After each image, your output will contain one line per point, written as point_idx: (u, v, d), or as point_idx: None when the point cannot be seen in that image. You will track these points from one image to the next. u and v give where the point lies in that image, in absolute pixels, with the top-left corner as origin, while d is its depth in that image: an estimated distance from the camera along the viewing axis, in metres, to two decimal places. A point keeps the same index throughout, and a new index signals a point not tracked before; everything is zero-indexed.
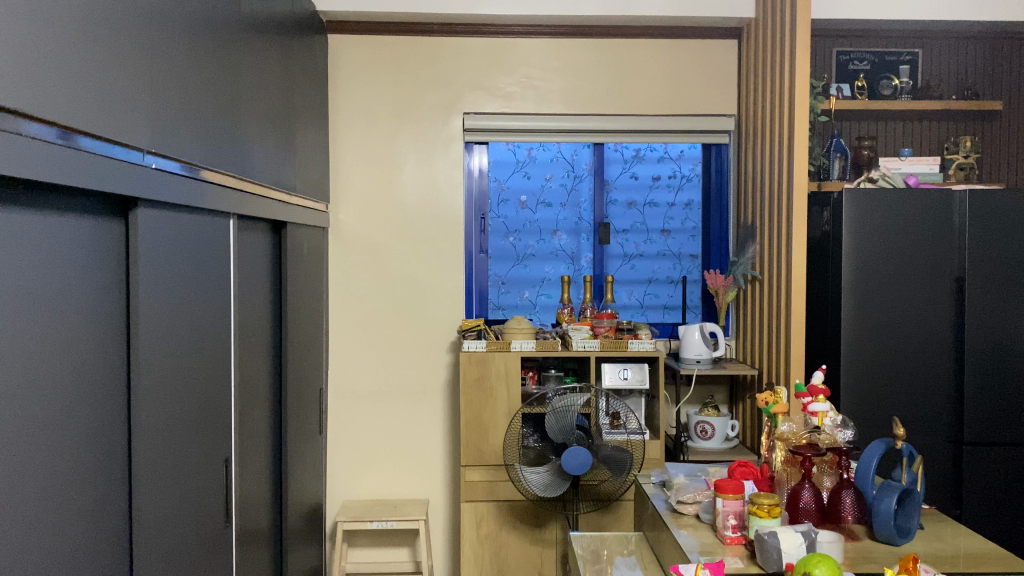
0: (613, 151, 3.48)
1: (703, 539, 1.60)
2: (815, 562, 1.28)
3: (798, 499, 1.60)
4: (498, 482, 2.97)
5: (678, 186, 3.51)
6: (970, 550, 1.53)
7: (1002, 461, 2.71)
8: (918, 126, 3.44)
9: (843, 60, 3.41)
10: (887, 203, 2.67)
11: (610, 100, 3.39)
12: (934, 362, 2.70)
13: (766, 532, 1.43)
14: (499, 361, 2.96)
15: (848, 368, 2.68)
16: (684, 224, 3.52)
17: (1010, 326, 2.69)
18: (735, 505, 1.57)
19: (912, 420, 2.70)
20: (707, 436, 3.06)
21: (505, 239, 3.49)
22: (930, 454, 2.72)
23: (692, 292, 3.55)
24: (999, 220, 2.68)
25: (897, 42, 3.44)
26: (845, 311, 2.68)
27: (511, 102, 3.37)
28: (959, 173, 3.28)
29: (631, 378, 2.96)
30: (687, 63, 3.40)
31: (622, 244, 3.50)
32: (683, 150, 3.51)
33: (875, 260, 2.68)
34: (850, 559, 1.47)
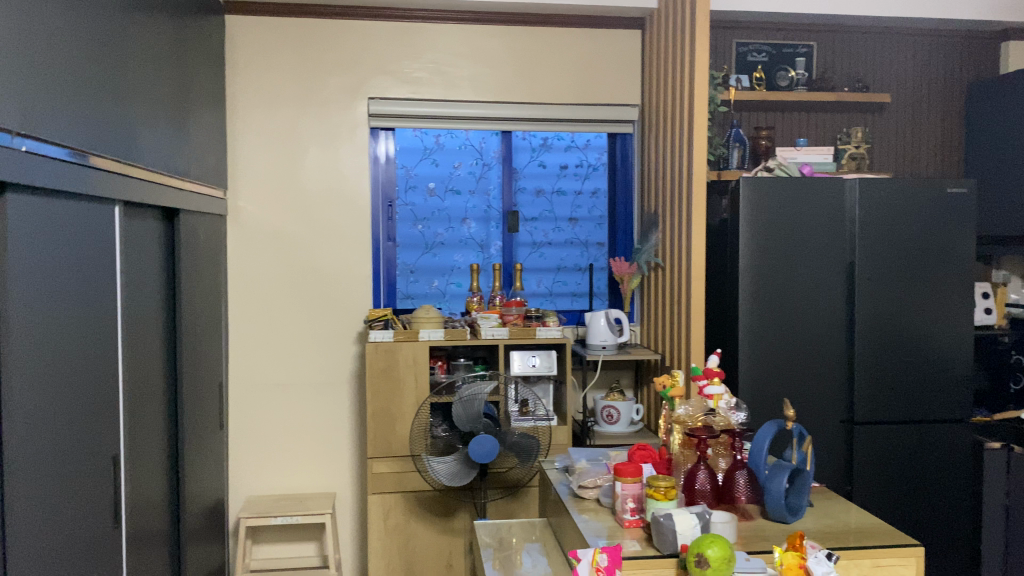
0: (521, 139, 3.49)
1: (603, 524, 1.61)
2: (707, 543, 1.31)
3: (694, 481, 1.62)
4: (406, 473, 2.94)
5: (585, 175, 3.54)
6: (856, 526, 1.59)
7: (890, 439, 2.83)
8: (812, 117, 3.56)
9: (742, 51, 3.49)
10: (782, 192, 2.77)
11: (518, 87, 3.39)
12: (827, 345, 2.81)
13: (661, 514, 1.45)
14: (407, 351, 2.92)
15: (748, 351, 2.76)
16: (591, 212, 3.56)
17: (896, 311, 2.81)
18: (634, 487, 1.59)
19: (806, 401, 2.80)
20: (613, 421, 3.09)
21: (413, 227, 3.44)
22: (823, 434, 2.82)
23: (599, 280, 3.58)
24: (889, 209, 2.79)
25: (793, 35, 3.54)
26: (745, 295, 2.76)
27: (418, 88, 3.32)
28: (850, 163, 3.39)
29: (538, 365, 2.96)
30: (593, 52, 3.43)
31: (531, 232, 3.51)
32: (589, 139, 3.54)
33: (772, 247, 2.77)
34: (744, 539, 1.51)
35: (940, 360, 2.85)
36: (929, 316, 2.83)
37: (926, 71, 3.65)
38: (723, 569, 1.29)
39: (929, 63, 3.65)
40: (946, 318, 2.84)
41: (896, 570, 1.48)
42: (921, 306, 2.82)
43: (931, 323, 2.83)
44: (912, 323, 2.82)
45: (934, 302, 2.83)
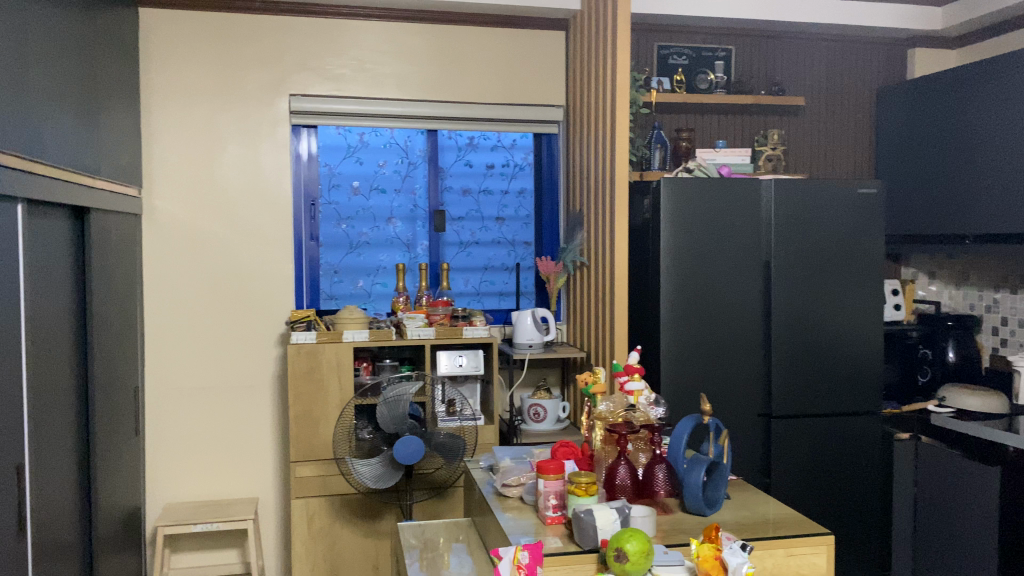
0: (447, 138, 3.47)
1: (525, 521, 1.62)
2: (626, 537, 1.33)
3: (614, 476, 1.64)
4: (330, 476, 2.90)
5: (511, 174, 3.56)
6: (771, 516, 1.64)
7: (805, 432, 2.92)
8: (730, 120, 3.66)
9: (663, 54, 3.56)
10: (702, 192, 2.83)
11: (444, 85, 3.37)
12: (746, 341, 2.88)
13: (582, 510, 1.47)
14: (331, 352, 2.88)
15: (670, 347, 2.81)
16: (518, 212, 3.57)
17: (811, 307, 2.90)
18: (556, 484, 1.59)
19: (726, 396, 2.87)
20: (539, 419, 3.10)
21: (337, 227, 3.39)
22: (743, 428, 2.89)
23: (525, 279, 3.60)
24: (803, 208, 2.88)
25: (712, 38, 3.62)
26: (667, 293, 2.81)
27: (342, 85, 3.28)
28: (767, 164, 3.47)
29: (465, 365, 2.97)
30: (519, 52, 3.44)
31: (458, 231, 3.51)
32: (515, 139, 3.55)
33: (692, 247, 2.83)
34: (663, 532, 1.54)
35: (852, 355, 2.95)
36: (842, 312, 2.93)
37: (839, 76, 3.78)
38: (641, 562, 1.31)
39: (841, 68, 3.78)
40: (859, 314, 2.95)
41: (808, 558, 1.53)
42: (834, 303, 2.92)
43: (844, 319, 2.94)
44: (826, 319, 2.92)
45: (848, 299, 2.94)
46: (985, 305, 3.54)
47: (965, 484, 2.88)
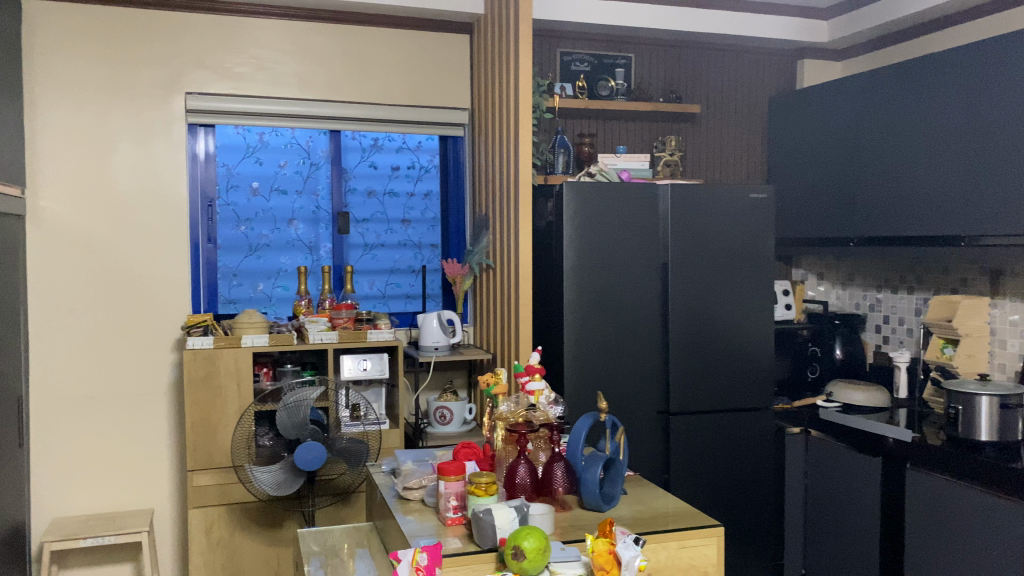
0: (350, 139, 3.44)
1: (426, 524, 1.62)
2: (524, 535, 1.35)
3: (515, 475, 1.66)
4: (229, 484, 2.83)
5: (417, 176, 3.55)
6: (665, 510, 1.69)
7: (702, 428, 3.01)
8: (629, 126, 3.75)
9: (566, 61, 3.61)
10: (602, 196, 2.89)
11: (346, 86, 3.34)
12: (645, 340, 2.96)
13: (481, 510, 1.48)
14: (229, 357, 2.81)
15: (571, 347, 2.86)
16: (424, 214, 3.56)
17: (707, 307, 3.01)
18: (457, 486, 1.60)
19: (626, 395, 2.94)
20: (446, 421, 3.09)
21: (236, 229, 3.31)
22: (643, 425, 2.97)
23: (432, 281, 3.59)
24: (698, 211, 2.98)
25: (612, 46, 3.69)
26: (569, 295, 2.86)
27: (240, 84, 3.21)
28: (665, 169, 3.59)
29: (370, 369, 2.96)
30: (423, 54, 3.43)
31: (362, 234, 3.47)
32: (421, 141, 3.55)
33: (593, 249, 2.88)
34: (561, 530, 1.57)
35: (745, 353, 3.07)
36: (735, 311, 3.05)
37: (732, 85, 3.93)
38: (539, 559, 1.34)
39: (734, 77, 3.93)
40: (752, 313, 3.08)
41: (700, 549, 1.59)
42: (728, 302, 3.04)
43: (737, 318, 3.05)
44: (720, 318, 3.03)
45: (740, 298, 3.05)
46: (868, 305, 3.74)
47: (851, 474, 3.04)
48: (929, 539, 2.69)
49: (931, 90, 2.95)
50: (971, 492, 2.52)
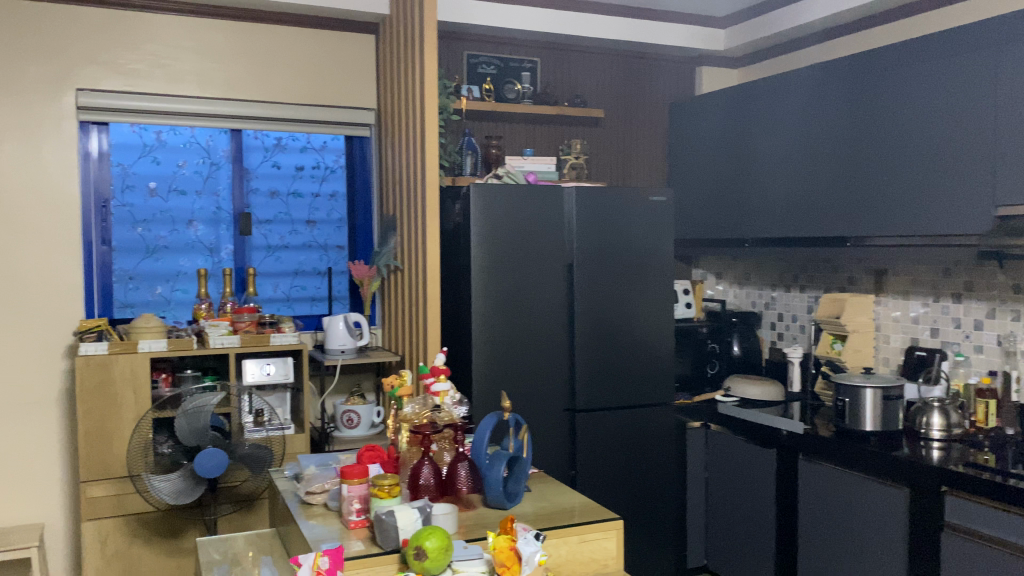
0: (253, 138, 3.38)
1: (329, 528, 1.61)
2: (426, 535, 1.36)
3: (418, 476, 1.67)
4: (125, 494, 2.74)
5: (322, 177, 3.51)
6: (567, 506, 1.73)
7: (607, 426, 3.08)
8: (535, 129, 3.80)
9: (473, 63, 3.57)
10: (508, 197, 2.92)
11: (248, 85, 3.27)
12: (552, 340, 3.00)
13: (383, 511, 1.48)
14: (124, 364, 2.71)
15: (479, 347, 2.88)
16: (330, 215, 3.53)
17: (611, 307, 3.08)
18: (360, 488, 1.60)
19: (534, 394, 2.97)
20: (353, 425, 3.04)
21: (132, 230, 3.20)
22: (551, 424, 3.01)
23: (339, 283, 3.56)
24: (602, 214, 3.06)
25: (519, 49, 3.73)
26: (477, 296, 2.87)
27: (135, 80, 3.10)
28: (571, 172, 3.64)
29: (273, 373, 2.91)
30: (328, 54, 3.40)
31: (266, 235, 3.41)
32: (325, 141, 3.51)
33: (500, 250, 2.91)
34: (465, 528, 1.59)
35: (647, 350, 3.16)
36: (638, 310, 3.14)
37: (635, 91, 4.04)
38: (440, 559, 1.35)
39: (635, 82, 4.03)
40: (653, 313, 3.17)
41: (600, 543, 1.64)
42: (631, 302, 3.12)
43: (640, 317, 3.14)
44: (624, 317, 3.11)
45: (641, 298, 3.14)
46: (764, 303, 3.90)
47: (749, 466, 3.16)
48: (820, 526, 2.83)
49: (823, 97, 3.09)
50: (858, 478, 2.66)
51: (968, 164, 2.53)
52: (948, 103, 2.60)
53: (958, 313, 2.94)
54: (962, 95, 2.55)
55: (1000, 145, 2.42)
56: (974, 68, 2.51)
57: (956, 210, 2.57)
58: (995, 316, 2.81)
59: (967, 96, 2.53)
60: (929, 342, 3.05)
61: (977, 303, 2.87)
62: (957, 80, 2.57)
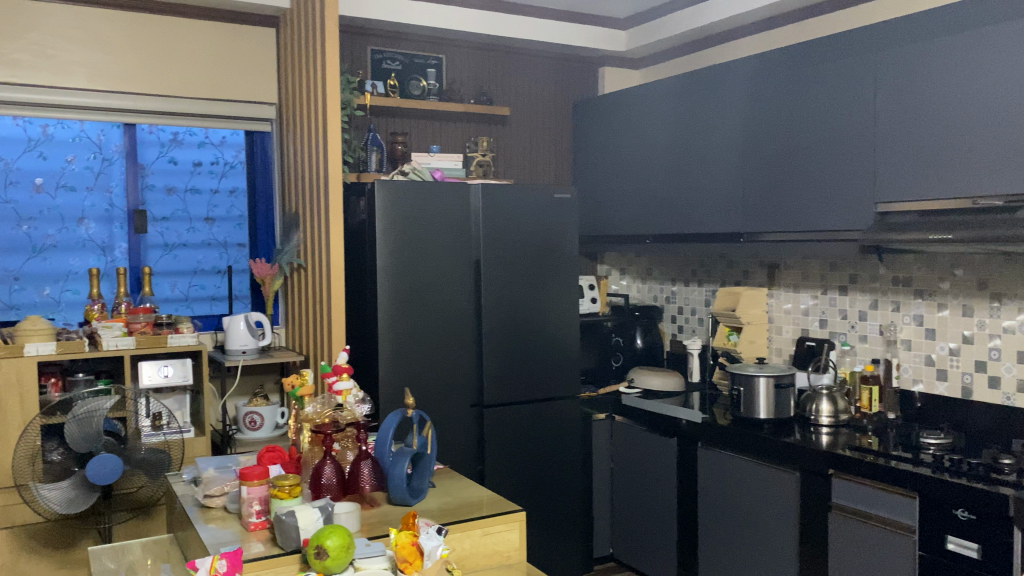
0: (148, 133, 3.27)
1: (228, 531, 1.59)
2: (326, 534, 1.36)
3: (320, 476, 1.66)
4: (11, 505, 2.61)
5: (221, 173, 3.44)
6: (470, 500, 1.75)
7: (513, 420, 3.12)
8: (442, 127, 3.80)
9: (376, 58, 3.59)
10: (413, 194, 2.91)
11: (142, 78, 3.16)
12: (459, 337, 3.01)
13: (284, 512, 1.47)
14: (9, 369, 2.58)
15: (387, 345, 2.86)
16: (229, 212, 3.45)
17: (516, 302, 3.12)
18: (260, 490, 1.58)
19: (441, 391, 2.97)
20: (256, 426, 2.98)
21: (17, 229, 3.05)
22: (459, 421, 3.02)
23: (240, 282, 3.49)
24: (506, 210, 3.09)
25: (424, 46, 3.72)
26: (383, 293, 2.85)
27: (18, 71, 2.95)
28: (478, 169, 3.67)
29: (172, 376, 2.83)
30: (227, 47, 3.31)
31: (162, 233, 3.31)
32: (225, 136, 3.44)
33: (406, 247, 2.90)
34: (368, 526, 1.60)
35: (552, 345, 3.21)
36: (543, 305, 3.19)
37: (540, 90, 4.08)
38: (342, 557, 1.35)
39: (540, 81, 4.08)
40: (558, 308, 3.23)
41: (503, 535, 1.66)
42: (536, 297, 3.17)
43: (545, 312, 3.19)
44: (529, 311, 3.15)
45: (546, 293, 3.19)
46: (665, 298, 4.01)
47: (652, 456, 3.25)
48: (719, 511, 2.93)
49: (719, 97, 3.20)
50: (754, 464, 2.77)
51: (852, 162, 2.67)
52: (833, 104, 2.73)
53: (845, 305, 3.10)
54: (846, 97, 2.68)
55: (880, 145, 2.56)
56: (856, 71, 2.64)
57: (841, 207, 2.71)
58: (877, 307, 2.97)
59: (850, 98, 2.67)
60: (818, 332, 3.21)
61: (861, 295, 3.03)
62: (840, 83, 2.70)
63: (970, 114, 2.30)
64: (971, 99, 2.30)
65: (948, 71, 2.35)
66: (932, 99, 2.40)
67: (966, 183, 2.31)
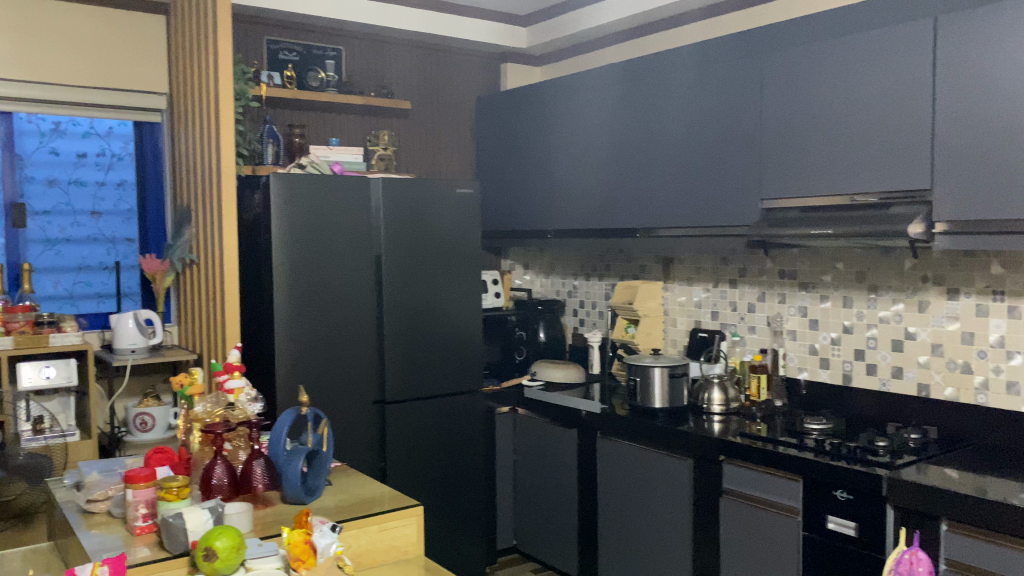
0: (26, 122, 3.09)
1: (112, 536, 1.53)
2: (216, 535, 1.33)
3: (211, 476, 1.63)
4: None
5: (107, 165, 3.29)
6: (367, 497, 1.75)
7: (415, 416, 3.11)
8: (341, 119, 3.75)
9: (273, 49, 3.51)
10: (310, 188, 2.86)
11: (19, 64, 3.00)
12: (359, 332, 2.98)
13: (172, 515, 1.43)
14: None
15: (284, 342, 2.81)
16: (117, 206, 3.31)
17: (417, 297, 3.11)
18: (146, 493, 1.54)
19: (341, 387, 2.94)
20: (147, 428, 2.88)
21: None
22: (360, 417, 2.99)
23: (128, 279, 3.35)
24: (407, 205, 3.08)
25: (321, 37, 3.66)
26: (280, 289, 2.80)
27: None
28: (379, 163, 3.64)
29: (54, 377, 2.70)
30: (112, 33, 3.17)
31: (43, 227, 3.15)
32: (111, 126, 3.29)
33: (304, 242, 2.85)
34: (262, 526, 1.57)
35: (454, 339, 3.22)
36: (445, 300, 3.19)
37: (442, 85, 4.08)
38: (232, 558, 1.33)
39: (441, 75, 4.07)
40: (460, 302, 3.23)
41: (400, 530, 1.66)
42: (438, 293, 3.17)
43: (447, 307, 3.19)
44: (431, 306, 3.15)
45: (448, 287, 3.20)
46: (566, 292, 4.08)
47: (553, 448, 3.30)
48: (618, 500, 3.01)
49: (617, 93, 3.28)
50: (651, 453, 2.85)
51: (741, 160, 2.77)
52: (724, 104, 2.82)
53: (734, 297, 3.22)
54: (735, 96, 2.78)
55: (766, 144, 2.67)
56: (744, 72, 2.75)
57: (731, 203, 2.81)
58: (764, 299, 3.10)
59: (739, 98, 2.77)
60: (710, 324, 3.32)
61: (750, 288, 3.16)
62: (729, 83, 2.80)
63: (848, 115, 2.42)
64: (847, 101, 2.42)
65: (827, 74, 2.47)
66: (813, 101, 2.52)
67: (844, 181, 2.43)
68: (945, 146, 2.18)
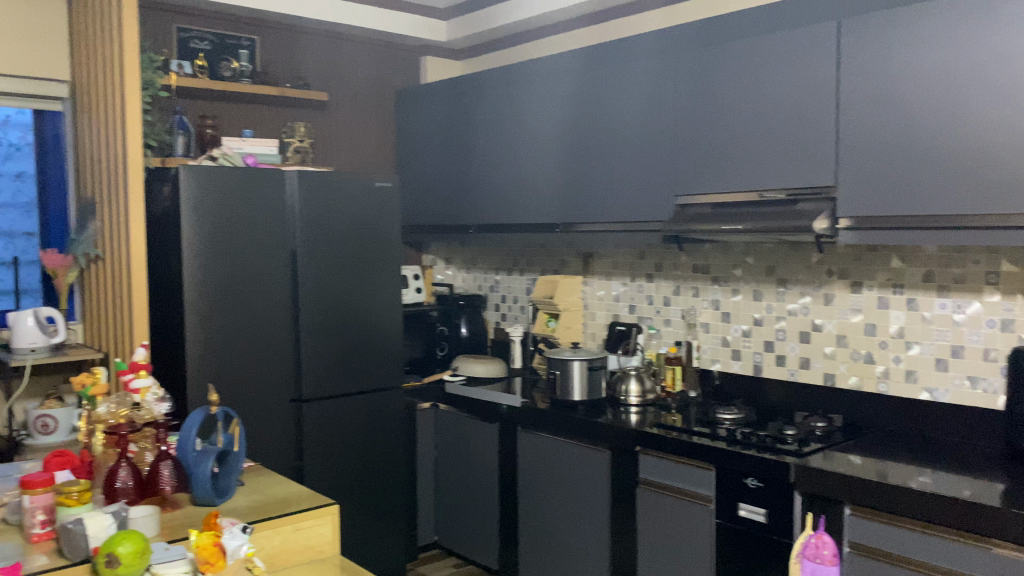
0: None
1: (7, 544, 1.46)
2: (119, 540, 1.29)
3: (115, 480, 1.57)
4: None
5: (4, 155, 3.13)
6: (280, 496, 1.71)
7: (333, 413, 3.07)
8: (255, 111, 3.66)
9: (183, 38, 3.40)
10: (223, 181, 2.79)
11: None
12: (274, 329, 2.92)
13: (71, 520, 1.38)
14: None
15: (196, 339, 2.72)
16: (15, 198, 3.15)
17: (334, 292, 3.06)
18: (44, 498, 1.47)
19: (256, 385, 2.87)
20: (49, 430, 2.76)
21: None
22: (276, 415, 2.93)
23: (26, 275, 3.18)
24: (324, 199, 3.03)
25: (234, 26, 3.56)
26: (191, 284, 2.72)
27: None
28: (295, 156, 3.58)
29: None
30: (8, 16, 3.01)
31: None
32: (8, 115, 3.13)
33: (216, 236, 2.78)
34: (169, 529, 1.53)
35: (372, 335, 3.18)
36: (363, 294, 3.15)
37: (361, 77, 4.02)
38: (135, 563, 1.29)
39: (360, 67, 4.01)
40: (379, 297, 3.20)
41: (314, 529, 1.64)
42: (356, 287, 3.13)
43: (365, 302, 3.15)
44: (349, 301, 3.10)
45: (366, 282, 3.16)
46: (487, 287, 4.08)
47: (473, 442, 3.31)
48: (537, 492, 3.03)
49: (535, 89, 3.29)
50: (571, 446, 2.88)
51: (656, 157, 2.82)
52: (640, 101, 2.87)
53: (651, 291, 3.28)
54: (650, 93, 2.83)
55: (680, 140, 2.73)
56: (659, 69, 2.80)
57: (647, 199, 2.86)
58: (679, 292, 3.17)
59: (654, 95, 2.82)
60: (627, 317, 3.38)
61: (665, 282, 3.22)
62: (645, 80, 2.85)
63: (757, 114, 2.49)
64: (757, 100, 2.49)
65: (738, 74, 2.54)
66: (724, 99, 2.58)
67: (754, 178, 2.50)
68: (849, 145, 2.26)
